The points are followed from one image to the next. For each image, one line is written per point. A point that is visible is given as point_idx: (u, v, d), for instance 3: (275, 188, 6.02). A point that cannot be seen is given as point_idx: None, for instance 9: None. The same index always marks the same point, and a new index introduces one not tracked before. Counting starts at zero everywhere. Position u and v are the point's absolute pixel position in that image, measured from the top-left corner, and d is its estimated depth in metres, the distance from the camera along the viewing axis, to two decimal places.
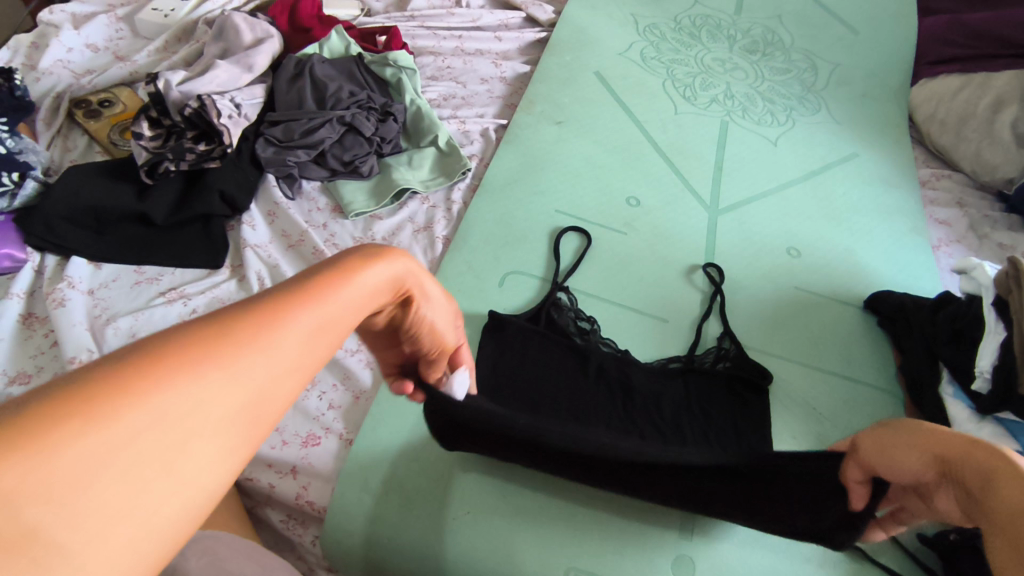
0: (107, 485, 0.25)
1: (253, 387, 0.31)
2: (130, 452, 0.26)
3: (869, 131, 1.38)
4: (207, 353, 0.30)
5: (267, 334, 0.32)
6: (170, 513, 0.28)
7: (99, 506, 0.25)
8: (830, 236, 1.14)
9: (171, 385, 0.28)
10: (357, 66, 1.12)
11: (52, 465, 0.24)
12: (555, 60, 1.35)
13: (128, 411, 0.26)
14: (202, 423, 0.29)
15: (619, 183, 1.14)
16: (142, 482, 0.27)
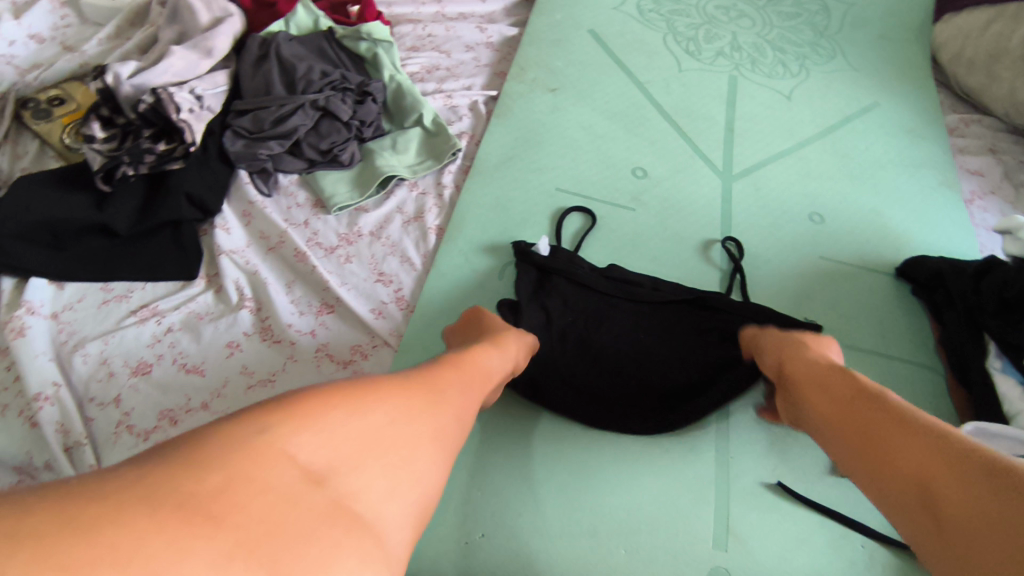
0: (366, 475, 0.41)
1: (437, 432, 0.49)
2: (382, 437, 0.44)
3: (890, 77, 1.27)
4: (404, 398, 0.48)
5: (440, 388, 0.53)
6: (406, 516, 0.42)
7: (361, 489, 0.40)
8: (854, 197, 1.06)
9: (393, 414, 0.46)
10: (329, 43, 1.01)
11: (330, 453, 0.40)
12: (546, 20, 1.24)
13: (367, 420, 0.44)
14: (413, 448, 0.45)
15: (623, 153, 1.05)
16: (387, 461, 0.43)
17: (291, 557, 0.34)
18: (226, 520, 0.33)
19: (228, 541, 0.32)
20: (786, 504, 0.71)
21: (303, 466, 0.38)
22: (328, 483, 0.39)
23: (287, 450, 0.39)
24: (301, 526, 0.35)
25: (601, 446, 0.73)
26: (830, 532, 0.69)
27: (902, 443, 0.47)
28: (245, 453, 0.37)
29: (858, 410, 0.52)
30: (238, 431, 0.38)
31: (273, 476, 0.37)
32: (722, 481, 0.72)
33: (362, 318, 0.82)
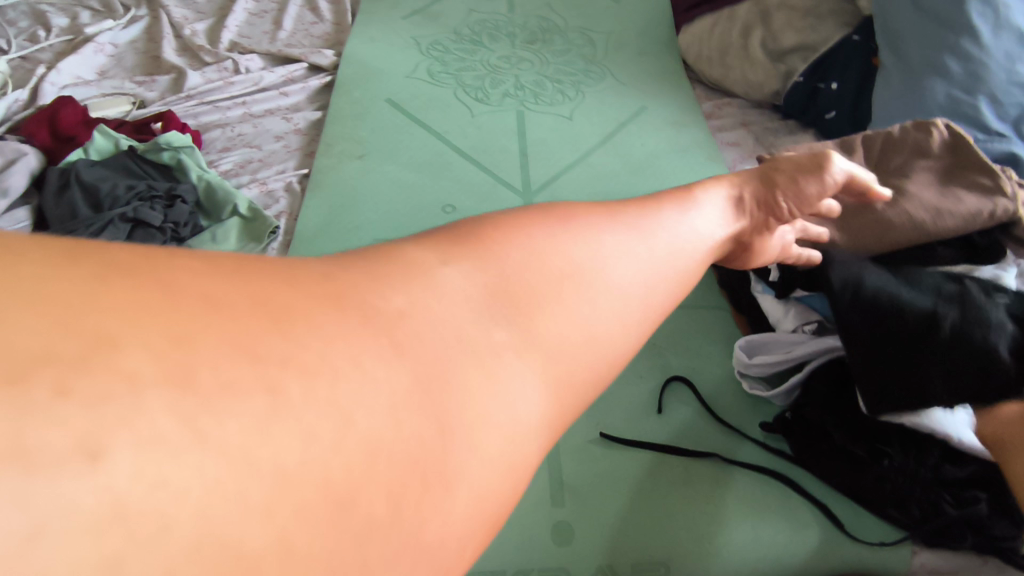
0: (509, 337, 0.36)
1: (598, 319, 0.40)
2: (531, 307, 0.38)
3: (653, 84, 1.49)
4: (554, 275, 0.40)
5: (616, 229, 0.45)
6: (552, 391, 0.38)
7: (470, 407, 0.33)
8: (636, 187, 1.23)
9: (558, 271, 0.40)
10: (131, 160, 1.08)
11: (454, 332, 0.34)
12: (345, 98, 1.37)
13: (505, 265, 0.39)
14: (566, 328, 0.39)
15: (433, 195, 1.17)
16: (534, 358, 0.37)
17: (442, 406, 0.32)
18: (397, 346, 0.31)
19: (397, 375, 0.30)
20: (611, 450, 0.79)
21: (412, 327, 0.33)
22: (484, 338, 0.35)
23: (394, 307, 0.33)
24: (447, 382, 0.33)
25: None
26: (651, 463, 0.78)
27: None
28: (349, 288, 0.32)
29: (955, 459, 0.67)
30: (380, 267, 0.35)
31: (380, 366, 0.30)
32: (553, 446, 0.79)
33: None
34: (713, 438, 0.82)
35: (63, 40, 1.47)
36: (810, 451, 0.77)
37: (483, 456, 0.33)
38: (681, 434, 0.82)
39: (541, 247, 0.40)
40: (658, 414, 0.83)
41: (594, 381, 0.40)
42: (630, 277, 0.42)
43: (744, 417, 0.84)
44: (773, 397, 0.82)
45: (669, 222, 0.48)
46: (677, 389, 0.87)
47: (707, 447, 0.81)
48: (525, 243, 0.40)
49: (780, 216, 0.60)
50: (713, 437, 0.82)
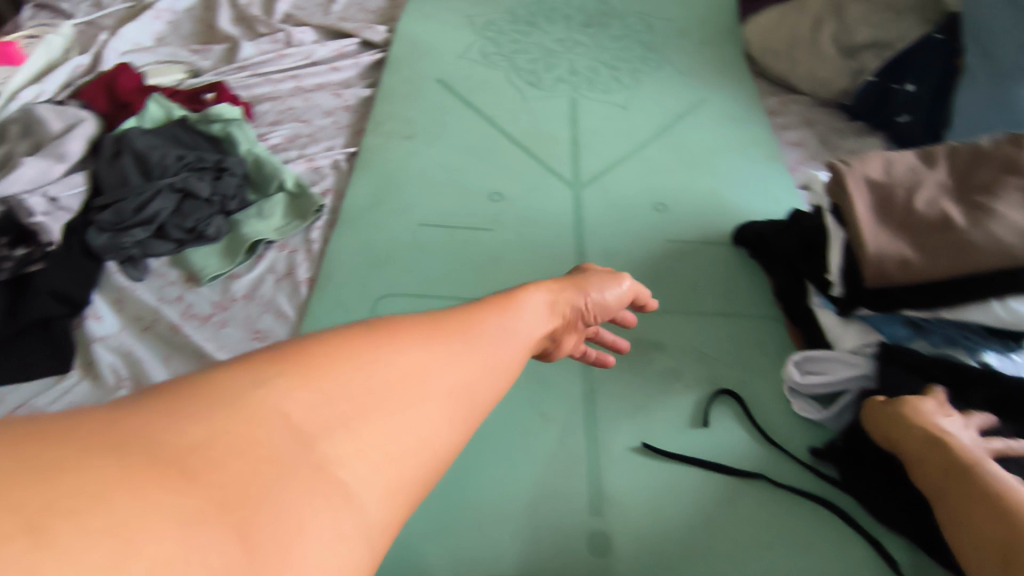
0: (338, 448, 0.36)
1: (423, 425, 0.41)
2: (355, 413, 0.38)
3: (713, 77, 1.43)
4: (376, 380, 0.40)
5: (452, 336, 0.46)
6: (393, 494, 0.38)
7: (282, 521, 0.32)
8: (690, 184, 1.18)
9: (376, 377, 0.40)
10: (182, 130, 1.07)
11: (246, 459, 0.33)
12: (396, 76, 1.35)
13: (331, 380, 0.39)
14: (389, 436, 0.39)
15: (479, 181, 1.14)
16: (360, 463, 0.37)
17: (262, 525, 0.31)
18: (208, 482, 0.30)
19: (208, 510, 0.29)
20: (653, 462, 0.77)
21: (199, 459, 0.31)
22: (308, 450, 0.35)
23: (176, 438, 0.31)
24: (267, 503, 0.32)
25: (480, 445, 0.78)
26: (695, 478, 0.76)
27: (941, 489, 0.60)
28: (139, 431, 0.31)
29: (907, 430, 0.65)
30: (160, 419, 0.32)
31: (161, 496, 0.28)
32: (593, 453, 0.77)
33: None
34: (758, 456, 0.79)
35: (123, 5, 1.48)
36: (860, 479, 0.73)
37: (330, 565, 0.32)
38: (727, 450, 0.79)
39: (370, 360, 0.41)
40: (705, 427, 0.80)
41: (422, 482, 0.40)
42: (448, 374, 0.44)
43: (795, 437, 0.81)
44: (827, 420, 0.80)
45: (507, 323, 0.51)
46: (725, 402, 0.84)
47: (754, 466, 0.77)
48: (351, 361, 0.40)
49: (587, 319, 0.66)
50: (761, 456, 0.78)
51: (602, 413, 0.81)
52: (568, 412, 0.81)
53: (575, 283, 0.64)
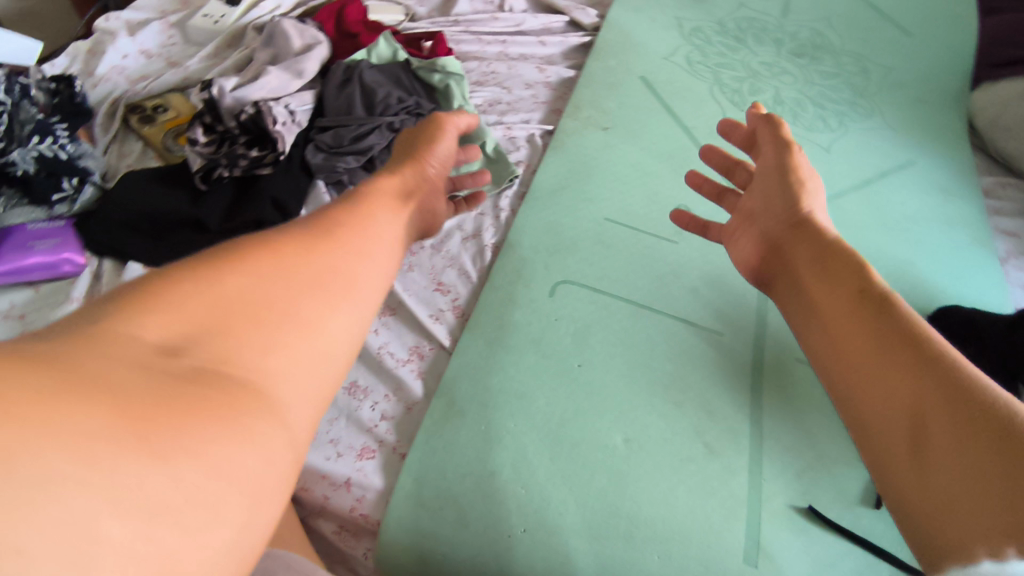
0: (229, 357, 0.41)
1: (325, 319, 0.48)
2: (255, 316, 0.44)
3: (927, 137, 1.32)
4: (268, 288, 0.46)
5: (328, 244, 0.53)
6: (296, 378, 0.44)
7: (221, 426, 0.36)
8: (885, 247, 1.11)
9: (261, 283, 0.46)
10: (404, 73, 1.11)
11: (155, 374, 0.37)
12: (601, 64, 1.34)
13: (225, 292, 0.44)
14: (300, 331, 0.46)
15: (669, 190, 1.12)
16: (277, 358, 0.43)
17: (178, 444, 0.34)
18: (116, 410, 0.33)
19: (105, 437, 0.31)
20: (814, 528, 0.75)
21: (115, 376, 0.35)
22: (190, 360, 0.39)
23: (91, 366, 0.35)
24: (185, 413, 0.35)
25: (640, 457, 0.78)
26: (857, 559, 0.73)
27: (890, 360, 0.49)
28: (58, 365, 0.34)
29: (863, 306, 0.54)
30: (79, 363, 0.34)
31: (89, 420, 0.32)
32: (754, 501, 0.76)
33: (421, 322, 0.88)
34: None
35: None
36: None
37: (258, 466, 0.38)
38: (895, 540, 0.75)
39: (258, 275, 0.47)
40: (876, 508, 0.77)
41: (336, 375, 0.48)
42: (357, 281, 0.52)
43: None
44: None
45: (362, 243, 0.55)
46: None
47: None
48: (214, 293, 0.44)
49: (428, 172, 0.73)
50: None
51: (767, 463, 0.79)
52: (733, 451, 0.80)
53: (416, 164, 0.72)
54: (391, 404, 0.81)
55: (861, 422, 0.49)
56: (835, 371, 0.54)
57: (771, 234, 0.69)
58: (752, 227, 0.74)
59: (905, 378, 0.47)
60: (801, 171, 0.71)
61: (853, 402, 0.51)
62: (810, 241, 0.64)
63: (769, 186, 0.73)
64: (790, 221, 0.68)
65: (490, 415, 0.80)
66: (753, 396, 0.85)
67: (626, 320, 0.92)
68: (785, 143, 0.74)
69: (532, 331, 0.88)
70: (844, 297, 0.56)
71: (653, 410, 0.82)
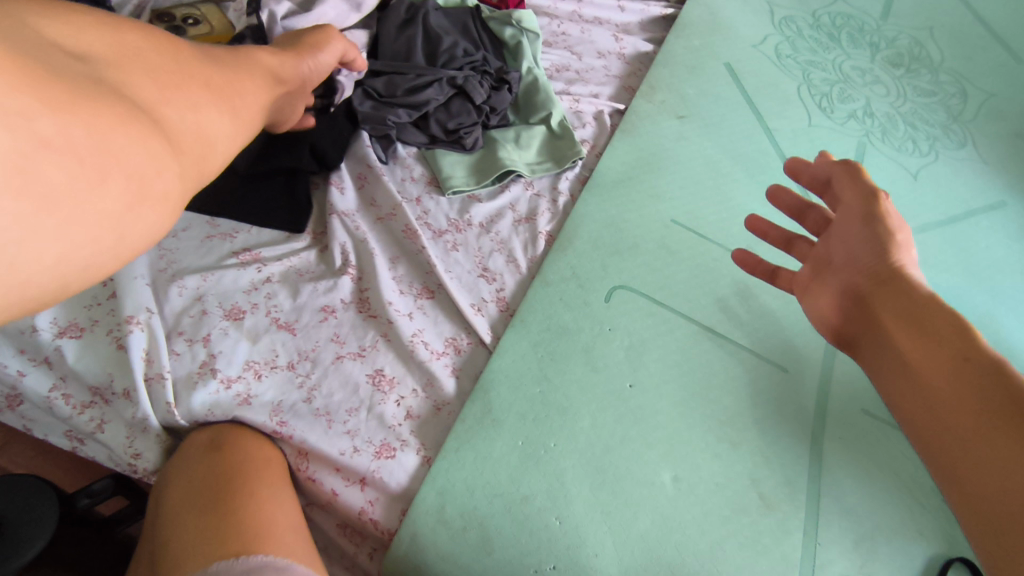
0: (137, 82, 0.38)
1: (219, 106, 0.44)
2: (161, 73, 0.40)
3: (1022, 178, 1.21)
4: (168, 57, 0.42)
5: (225, 59, 0.49)
6: (194, 136, 0.41)
7: (116, 131, 0.34)
8: (965, 295, 1.02)
9: (162, 49, 0.42)
10: (473, 20, 1.00)
11: (54, 62, 0.33)
12: (682, 43, 1.20)
13: (127, 40, 0.39)
14: (202, 109, 0.42)
15: (745, 197, 1.00)
16: (179, 111, 0.40)
17: (80, 113, 0.32)
18: (29, 70, 0.31)
19: (16, 81, 0.30)
20: None
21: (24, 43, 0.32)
22: (100, 71, 0.36)
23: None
24: (90, 104, 0.33)
25: (688, 501, 0.70)
26: None
27: (986, 433, 0.39)
28: None
29: (959, 372, 0.42)
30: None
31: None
32: (808, 569, 0.68)
33: (462, 311, 0.78)
34: None
35: None
36: None
37: (149, 173, 0.36)
38: None
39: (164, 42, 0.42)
40: None
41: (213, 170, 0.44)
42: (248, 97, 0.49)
43: None
44: None
45: (248, 81, 0.50)
46: None
47: None
48: (123, 36, 0.40)
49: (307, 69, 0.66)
50: None
51: (826, 527, 0.71)
52: (791, 509, 0.72)
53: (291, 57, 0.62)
54: (419, 400, 0.72)
55: (956, 488, 0.40)
56: (921, 435, 0.43)
57: (850, 285, 0.51)
58: (823, 275, 0.54)
59: (1008, 451, 0.38)
60: (889, 220, 0.51)
61: (951, 468, 0.41)
62: (901, 300, 0.47)
63: (852, 231, 0.52)
64: (877, 274, 0.49)
65: (528, 429, 0.71)
66: (816, 445, 0.77)
67: (687, 341, 0.82)
68: (871, 191, 0.53)
69: (582, 339, 0.79)
70: (945, 354, 0.43)
71: (707, 449, 0.74)
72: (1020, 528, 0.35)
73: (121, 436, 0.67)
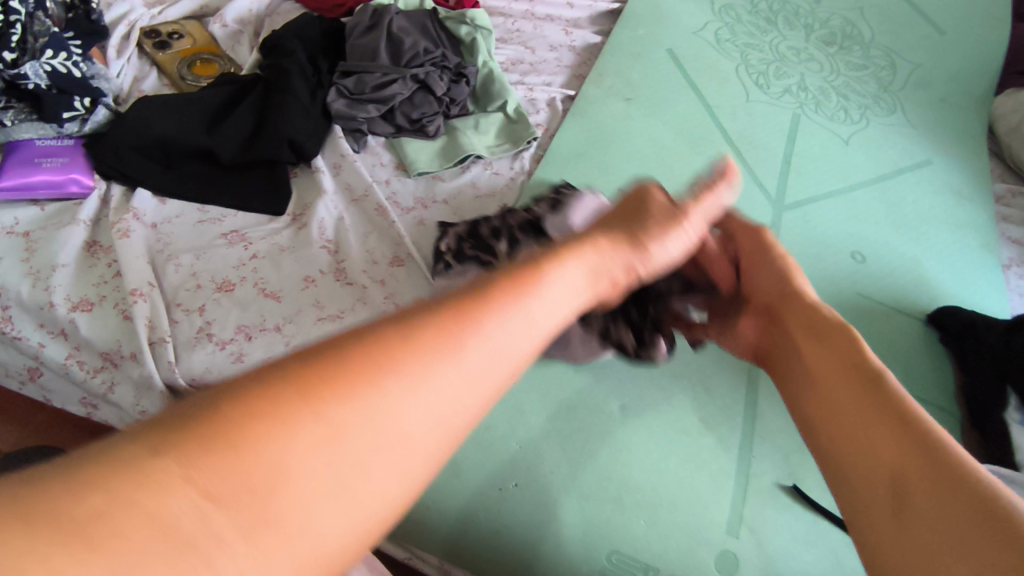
0: (250, 505, 0.25)
1: (384, 431, 0.29)
2: (327, 438, 0.27)
3: (947, 139, 1.31)
4: (342, 404, 0.28)
5: (469, 329, 0.33)
6: (332, 526, 0.26)
7: (214, 572, 0.23)
8: (895, 243, 1.11)
9: (354, 403, 0.28)
10: (431, 22, 1.09)
11: (165, 523, 0.23)
12: (628, 32, 1.31)
13: (300, 428, 0.27)
14: (354, 466, 0.27)
15: (686, 167, 1.11)
16: (335, 471, 0.27)
17: None
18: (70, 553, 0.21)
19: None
20: (799, 507, 0.76)
21: (158, 524, 0.23)
22: (203, 532, 0.24)
23: (142, 505, 0.23)
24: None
25: (634, 425, 0.79)
26: (836, 539, 0.75)
27: (876, 430, 0.41)
28: (104, 497, 0.23)
29: (858, 381, 0.45)
30: (125, 451, 0.24)
31: (126, 531, 0.22)
32: (742, 477, 0.78)
33: (429, 276, 0.88)
34: None
35: None
36: None
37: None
38: None
39: (365, 378, 0.29)
40: None
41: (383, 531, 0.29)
42: (473, 386, 0.32)
43: None
44: None
45: (527, 297, 0.37)
46: None
47: None
48: (276, 398, 0.27)
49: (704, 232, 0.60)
50: None
51: (758, 442, 0.80)
52: (726, 428, 0.81)
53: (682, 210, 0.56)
54: None
55: (842, 493, 0.41)
56: (811, 425, 0.46)
57: (763, 305, 0.59)
58: (745, 304, 0.62)
59: (883, 443, 0.40)
60: (777, 250, 0.61)
61: (833, 466, 0.43)
62: (806, 312, 0.54)
63: (769, 265, 0.60)
64: (784, 293, 0.57)
65: None
66: (751, 375, 0.86)
67: None
68: (760, 230, 0.63)
69: None
70: (842, 365, 0.47)
71: (651, 382, 0.83)
72: (873, 509, 0.38)
73: (130, 398, 0.76)
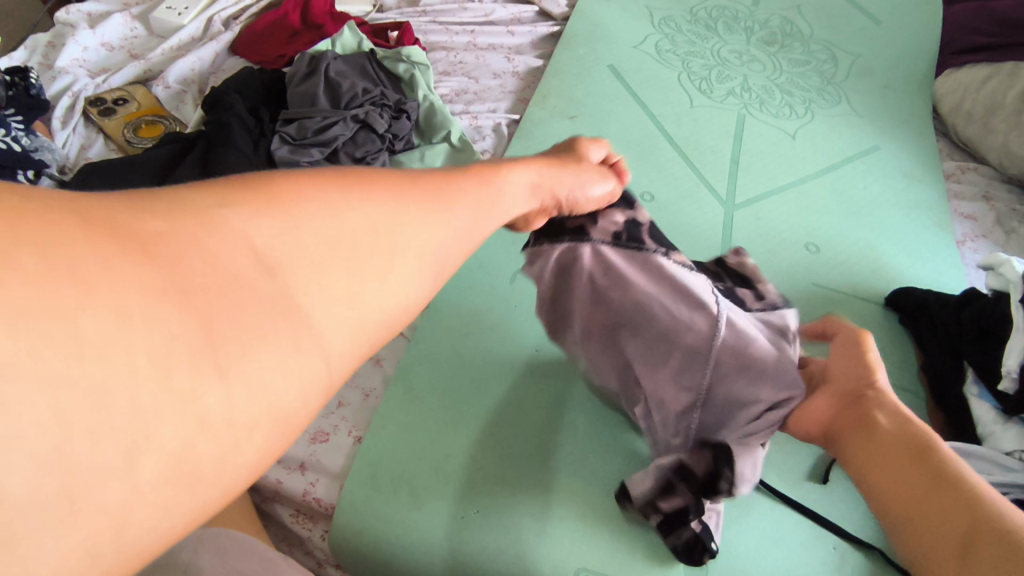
0: (323, 281, 0.32)
1: (415, 261, 0.36)
2: (355, 241, 0.33)
3: (894, 123, 1.33)
4: (396, 206, 0.36)
5: (447, 200, 0.40)
6: (359, 305, 0.33)
7: (314, 286, 0.31)
8: (848, 230, 1.12)
9: (373, 206, 0.35)
10: (370, 63, 1.13)
11: (288, 245, 0.31)
12: (568, 53, 1.34)
13: (341, 213, 0.33)
14: (394, 262, 0.35)
15: (633, 178, 1.13)
16: (341, 282, 0.32)
17: (231, 349, 0.28)
18: (170, 289, 0.27)
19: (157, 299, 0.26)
20: (765, 503, 0.78)
21: (257, 248, 0.30)
22: (277, 276, 0.30)
23: (242, 229, 0.30)
24: (239, 311, 0.28)
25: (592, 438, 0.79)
26: (802, 532, 0.76)
27: (947, 504, 0.50)
28: (186, 214, 0.29)
29: (923, 468, 0.52)
30: (197, 199, 0.30)
31: (220, 248, 0.29)
32: None
33: None
34: (868, 525, 0.78)
35: None
36: None
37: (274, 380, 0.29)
38: (838, 510, 0.79)
39: (372, 209, 0.35)
40: (822, 484, 0.80)
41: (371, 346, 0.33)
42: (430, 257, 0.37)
43: None
44: None
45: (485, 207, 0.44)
46: None
47: (865, 536, 0.77)
48: (368, 192, 0.36)
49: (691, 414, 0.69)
50: (874, 528, 0.78)
51: None
52: None
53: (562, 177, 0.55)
54: (349, 390, 0.82)
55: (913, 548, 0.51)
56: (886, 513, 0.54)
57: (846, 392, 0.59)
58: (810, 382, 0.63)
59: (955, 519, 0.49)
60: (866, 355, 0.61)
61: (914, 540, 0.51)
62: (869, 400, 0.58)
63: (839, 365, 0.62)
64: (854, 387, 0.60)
65: (447, 399, 0.81)
66: None
67: None
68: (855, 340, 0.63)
69: (491, 318, 0.89)
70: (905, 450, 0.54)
71: None
72: None
73: None
